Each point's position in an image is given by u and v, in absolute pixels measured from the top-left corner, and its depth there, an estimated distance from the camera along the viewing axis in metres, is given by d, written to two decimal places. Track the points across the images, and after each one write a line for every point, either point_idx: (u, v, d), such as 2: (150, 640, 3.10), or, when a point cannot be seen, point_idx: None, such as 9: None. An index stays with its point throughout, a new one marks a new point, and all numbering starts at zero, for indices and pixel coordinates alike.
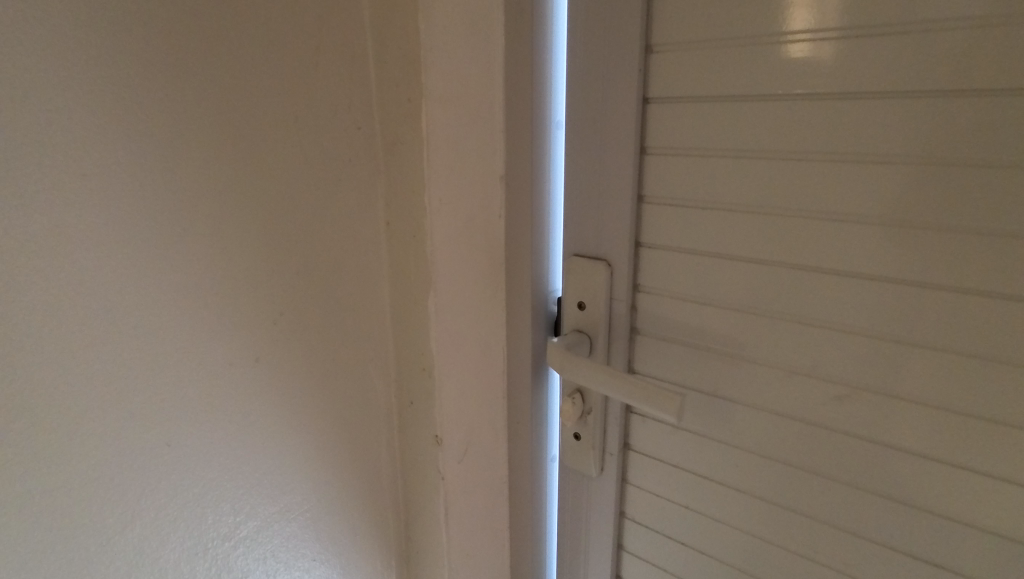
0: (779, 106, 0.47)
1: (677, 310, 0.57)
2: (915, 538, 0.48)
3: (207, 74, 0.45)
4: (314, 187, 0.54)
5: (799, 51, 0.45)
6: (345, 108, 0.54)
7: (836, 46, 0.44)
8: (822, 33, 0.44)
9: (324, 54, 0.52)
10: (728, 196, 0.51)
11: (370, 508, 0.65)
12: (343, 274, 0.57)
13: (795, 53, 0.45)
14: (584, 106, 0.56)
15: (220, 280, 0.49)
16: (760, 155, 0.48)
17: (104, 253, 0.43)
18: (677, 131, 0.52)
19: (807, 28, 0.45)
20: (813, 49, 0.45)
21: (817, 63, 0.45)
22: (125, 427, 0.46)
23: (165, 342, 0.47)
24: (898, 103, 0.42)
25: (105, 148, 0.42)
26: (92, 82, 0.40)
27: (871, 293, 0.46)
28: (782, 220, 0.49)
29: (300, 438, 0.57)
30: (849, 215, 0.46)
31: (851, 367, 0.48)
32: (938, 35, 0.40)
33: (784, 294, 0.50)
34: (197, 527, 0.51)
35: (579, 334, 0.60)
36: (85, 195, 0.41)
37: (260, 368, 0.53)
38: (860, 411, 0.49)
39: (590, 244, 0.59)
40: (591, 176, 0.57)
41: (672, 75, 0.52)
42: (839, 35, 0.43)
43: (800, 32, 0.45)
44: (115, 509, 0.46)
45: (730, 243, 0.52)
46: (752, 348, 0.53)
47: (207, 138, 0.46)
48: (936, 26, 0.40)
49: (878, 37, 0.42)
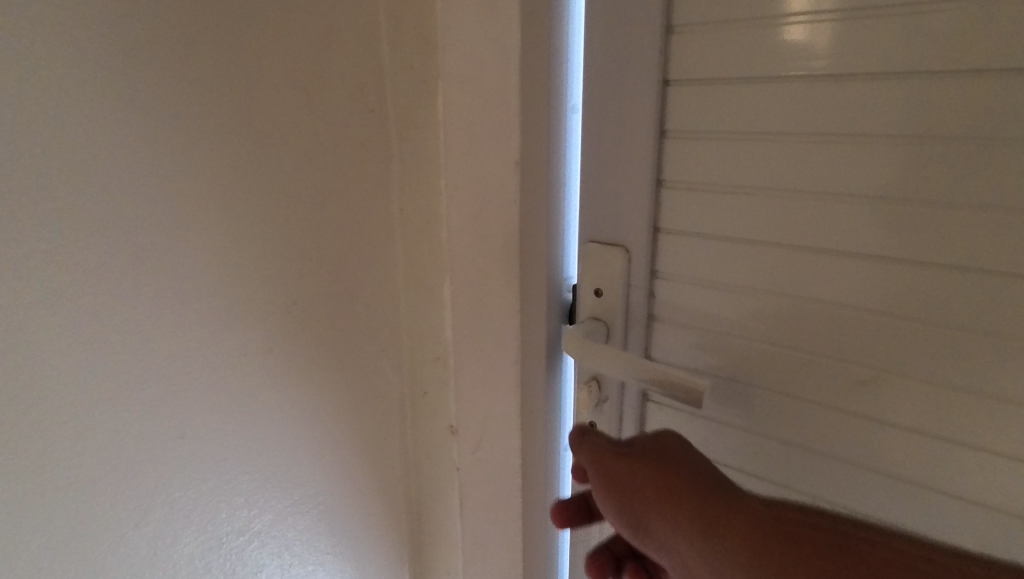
0: (800, 88, 0.46)
1: (696, 295, 0.56)
2: (939, 522, 0.48)
3: (219, 54, 0.44)
4: (327, 172, 0.52)
5: (793, 34, 0.46)
6: (359, 90, 0.53)
7: (831, 28, 0.44)
8: (819, 15, 0.45)
9: (338, 33, 0.50)
10: (749, 178, 0.50)
11: (383, 502, 0.64)
12: (356, 262, 0.56)
13: (790, 36, 0.46)
14: (602, 88, 0.55)
15: (232, 267, 0.47)
16: (783, 137, 0.48)
17: (117, 239, 0.41)
18: (697, 113, 0.51)
19: (806, 10, 0.45)
20: (819, 32, 0.45)
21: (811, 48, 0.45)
22: (137, 419, 0.44)
23: (178, 332, 0.45)
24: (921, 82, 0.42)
25: (117, 130, 0.40)
26: (102, 59, 0.39)
27: (898, 274, 0.45)
28: (806, 203, 0.48)
29: (313, 430, 0.56)
30: (874, 194, 0.45)
31: (877, 351, 0.47)
32: (938, 15, 0.40)
33: (808, 279, 0.49)
34: (211, 522, 0.50)
35: (596, 322, 0.59)
36: (94, 176, 0.40)
37: (273, 358, 0.52)
38: (885, 395, 0.48)
39: (607, 230, 0.58)
40: (609, 159, 0.56)
41: (693, 55, 0.51)
42: (835, 17, 0.44)
43: (797, 14, 0.46)
44: (128, 503, 0.45)
45: (753, 227, 0.51)
46: (774, 334, 0.52)
47: (219, 119, 0.45)
48: (934, 7, 0.40)
49: (880, 19, 0.42)
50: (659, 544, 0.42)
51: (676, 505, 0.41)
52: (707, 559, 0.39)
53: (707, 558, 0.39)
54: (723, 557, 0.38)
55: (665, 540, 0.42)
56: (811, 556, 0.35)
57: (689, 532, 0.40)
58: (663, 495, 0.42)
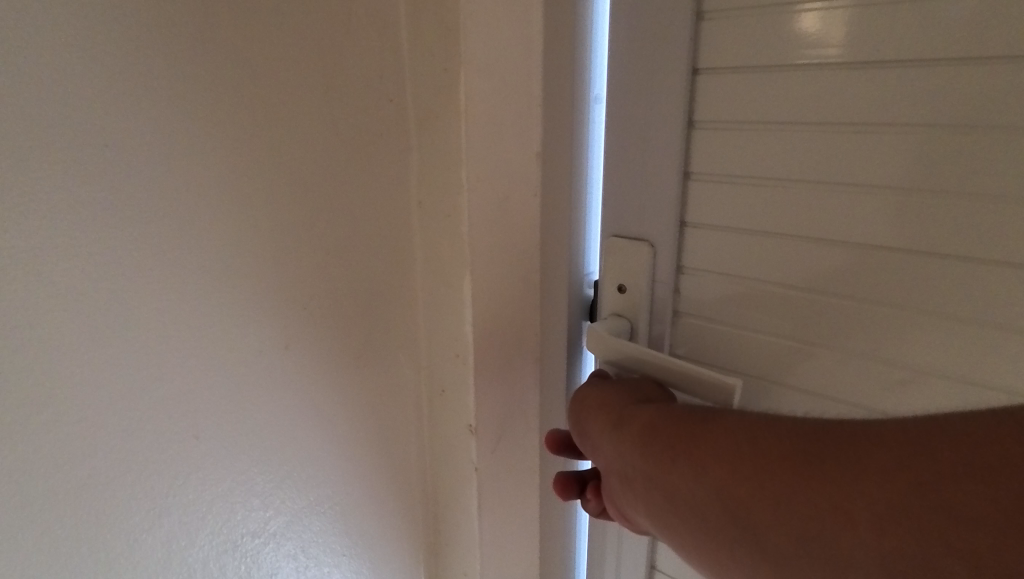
0: (835, 75, 0.44)
1: (724, 291, 0.54)
2: None
3: (234, 40, 0.42)
4: (345, 163, 0.51)
5: (806, 20, 0.45)
6: (377, 78, 0.51)
7: (845, 16, 0.43)
8: (832, 3, 0.44)
9: (356, 20, 0.49)
10: (782, 170, 0.48)
11: (400, 502, 0.63)
12: (375, 257, 0.54)
13: (802, 22, 0.45)
14: (628, 78, 0.53)
15: (248, 261, 0.46)
16: (818, 127, 0.46)
17: (130, 234, 0.40)
18: (727, 102, 0.49)
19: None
20: (847, 15, 0.43)
21: (827, 33, 0.44)
22: (151, 420, 0.43)
23: (193, 330, 0.44)
24: (957, 69, 0.40)
25: (131, 120, 0.39)
26: (116, 49, 0.38)
27: (941, 270, 0.43)
28: (844, 194, 0.46)
29: (329, 427, 0.55)
30: (915, 185, 0.43)
31: (916, 349, 0.46)
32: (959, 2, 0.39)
33: (845, 274, 0.47)
34: (227, 523, 0.49)
35: (620, 319, 0.57)
36: (108, 167, 0.38)
37: (290, 355, 0.50)
38: (925, 393, 0.46)
39: (631, 224, 0.56)
40: (635, 151, 0.54)
41: (722, 43, 0.49)
42: (849, 5, 0.43)
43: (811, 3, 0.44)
44: (141, 506, 0.44)
45: (787, 221, 0.49)
46: (808, 331, 0.50)
47: (234, 109, 0.43)
48: None
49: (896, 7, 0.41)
50: (592, 447, 0.46)
51: (600, 409, 0.46)
52: (622, 452, 0.41)
53: (621, 450, 0.42)
54: (638, 448, 0.40)
55: (594, 438, 0.46)
56: (691, 431, 0.38)
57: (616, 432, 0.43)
58: (593, 400, 0.47)
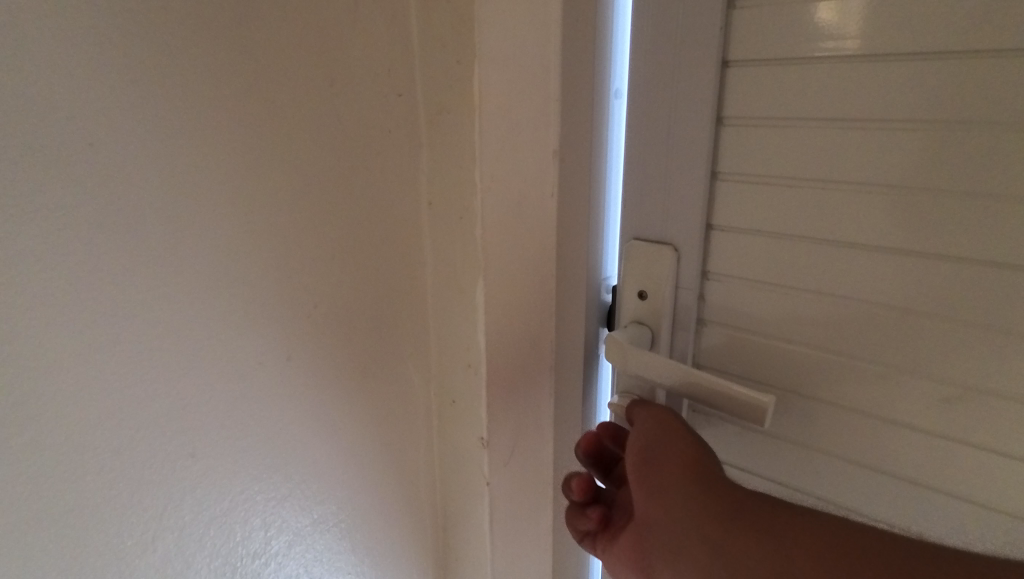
0: (880, 68, 0.41)
1: (752, 298, 0.51)
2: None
3: (229, 30, 0.39)
4: (350, 163, 0.47)
5: (825, 11, 0.42)
6: (386, 71, 0.48)
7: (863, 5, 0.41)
8: None
9: (362, 8, 0.46)
10: (820, 171, 0.45)
11: (407, 517, 0.60)
12: (382, 261, 0.51)
13: (821, 12, 0.42)
14: (653, 71, 0.50)
15: (246, 268, 0.43)
16: (860, 124, 0.42)
17: (117, 240, 0.37)
18: (759, 97, 0.46)
19: None
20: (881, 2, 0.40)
21: (846, 26, 0.42)
22: (143, 439, 0.40)
23: (187, 341, 0.41)
24: (1007, 60, 0.37)
25: (117, 117, 0.36)
26: (101, 37, 0.34)
27: (993, 280, 0.40)
28: (889, 197, 0.42)
29: (333, 442, 0.52)
30: (964, 188, 0.40)
31: (964, 365, 0.42)
32: None
33: (887, 283, 0.44)
34: (225, 545, 0.46)
35: (641, 327, 0.54)
36: (93, 168, 0.35)
37: (291, 367, 0.47)
38: (971, 413, 0.43)
39: (654, 226, 0.53)
40: (658, 149, 0.51)
41: (755, 33, 0.45)
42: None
43: None
44: (133, 529, 0.41)
45: (824, 226, 0.46)
46: (844, 343, 0.47)
47: (231, 105, 0.40)
48: None
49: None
50: (648, 496, 0.44)
51: (674, 464, 0.44)
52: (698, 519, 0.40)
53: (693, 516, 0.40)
54: (720, 519, 0.39)
55: (653, 495, 0.44)
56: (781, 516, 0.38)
57: (692, 490, 0.41)
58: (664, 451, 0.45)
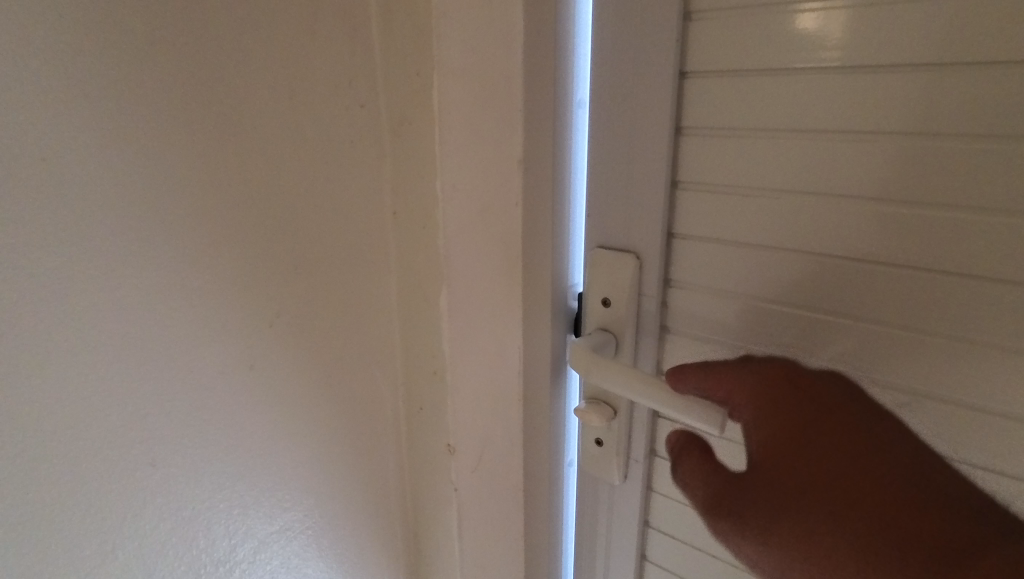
0: (833, 80, 0.42)
1: (713, 306, 0.52)
2: None
3: (189, 43, 0.39)
4: (314, 175, 0.48)
5: (805, 20, 0.42)
6: (348, 83, 0.49)
7: (844, 20, 0.41)
8: (833, 6, 0.41)
9: (324, 21, 0.46)
10: (774, 181, 0.46)
11: (375, 520, 0.61)
12: (346, 270, 0.52)
13: (802, 23, 0.42)
14: (614, 82, 0.50)
15: (207, 279, 0.43)
16: (812, 135, 0.43)
17: (74, 252, 0.37)
18: (715, 108, 0.47)
19: None
20: (842, 18, 0.41)
21: (825, 37, 0.41)
22: (103, 449, 0.40)
23: (147, 352, 0.41)
24: (947, 75, 0.38)
25: (75, 131, 0.36)
26: (56, 51, 0.34)
27: (939, 287, 0.41)
28: (839, 206, 0.43)
29: (299, 449, 0.52)
30: (913, 199, 0.41)
31: (913, 371, 0.43)
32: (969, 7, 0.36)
33: (842, 291, 0.45)
34: (189, 553, 0.46)
35: (606, 335, 0.55)
36: (49, 182, 0.35)
37: (255, 376, 0.48)
38: (922, 418, 0.44)
39: (617, 235, 0.54)
40: (620, 159, 0.52)
41: (711, 46, 0.46)
42: (848, 9, 0.40)
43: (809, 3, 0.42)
44: (94, 539, 0.41)
45: (780, 234, 0.46)
46: (800, 350, 0.48)
47: (191, 118, 0.40)
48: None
49: (903, 10, 0.38)
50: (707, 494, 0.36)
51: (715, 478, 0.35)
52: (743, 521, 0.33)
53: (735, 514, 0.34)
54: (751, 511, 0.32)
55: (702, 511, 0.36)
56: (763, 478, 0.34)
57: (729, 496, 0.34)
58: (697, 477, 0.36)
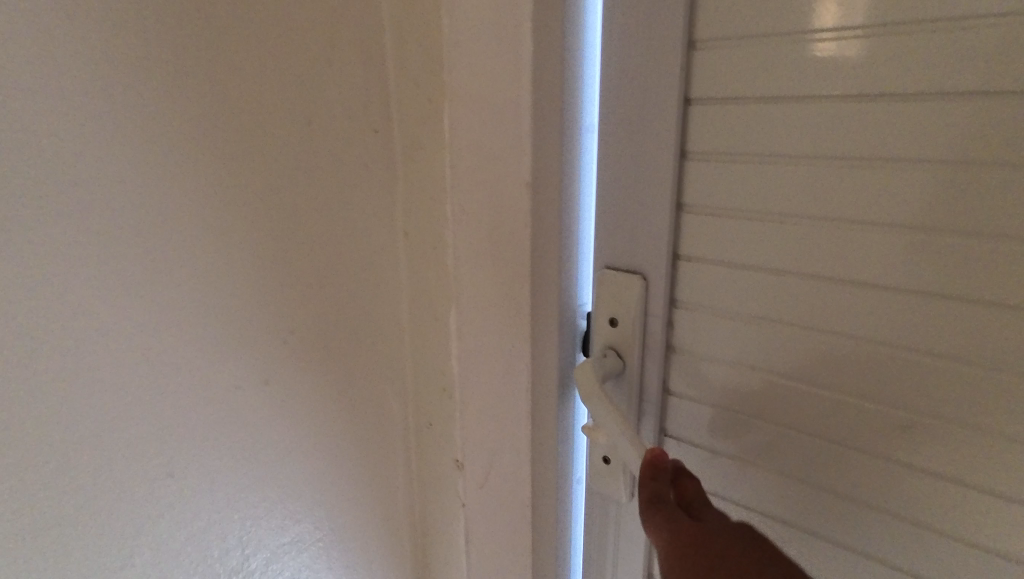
0: (833, 109, 0.43)
1: (719, 326, 0.52)
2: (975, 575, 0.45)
3: (211, 76, 0.42)
4: (328, 198, 0.50)
5: (822, 48, 0.43)
6: (362, 111, 0.51)
7: (860, 47, 0.41)
8: (846, 33, 0.42)
9: (340, 53, 0.48)
10: (777, 204, 0.47)
11: (385, 532, 0.62)
12: (358, 289, 0.54)
13: (819, 50, 0.43)
14: (619, 107, 0.51)
15: (225, 297, 0.45)
16: (816, 160, 0.44)
17: (102, 270, 0.39)
18: (718, 134, 0.48)
19: (834, 26, 0.42)
20: (859, 45, 0.41)
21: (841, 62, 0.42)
22: (123, 459, 0.42)
23: (167, 367, 0.43)
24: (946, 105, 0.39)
25: (105, 158, 0.38)
26: (87, 85, 0.37)
27: (939, 308, 0.42)
28: (842, 229, 0.44)
29: (310, 463, 0.54)
30: (912, 224, 0.41)
31: (915, 394, 0.44)
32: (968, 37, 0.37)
33: (845, 314, 0.45)
34: (202, 562, 0.48)
35: (613, 357, 0.56)
36: (79, 205, 0.38)
37: (269, 391, 0.49)
38: (923, 440, 0.44)
39: (623, 256, 0.55)
40: (626, 182, 0.53)
41: (718, 74, 0.47)
42: (863, 36, 0.41)
43: (826, 30, 0.42)
44: (110, 546, 0.43)
45: (781, 256, 0.47)
46: (805, 370, 0.48)
47: (213, 145, 0.43)
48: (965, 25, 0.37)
49: (909, 37, 0.39)
50: None
51: None
52: None
53: None
54: None
55: None
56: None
57: None
58: None
